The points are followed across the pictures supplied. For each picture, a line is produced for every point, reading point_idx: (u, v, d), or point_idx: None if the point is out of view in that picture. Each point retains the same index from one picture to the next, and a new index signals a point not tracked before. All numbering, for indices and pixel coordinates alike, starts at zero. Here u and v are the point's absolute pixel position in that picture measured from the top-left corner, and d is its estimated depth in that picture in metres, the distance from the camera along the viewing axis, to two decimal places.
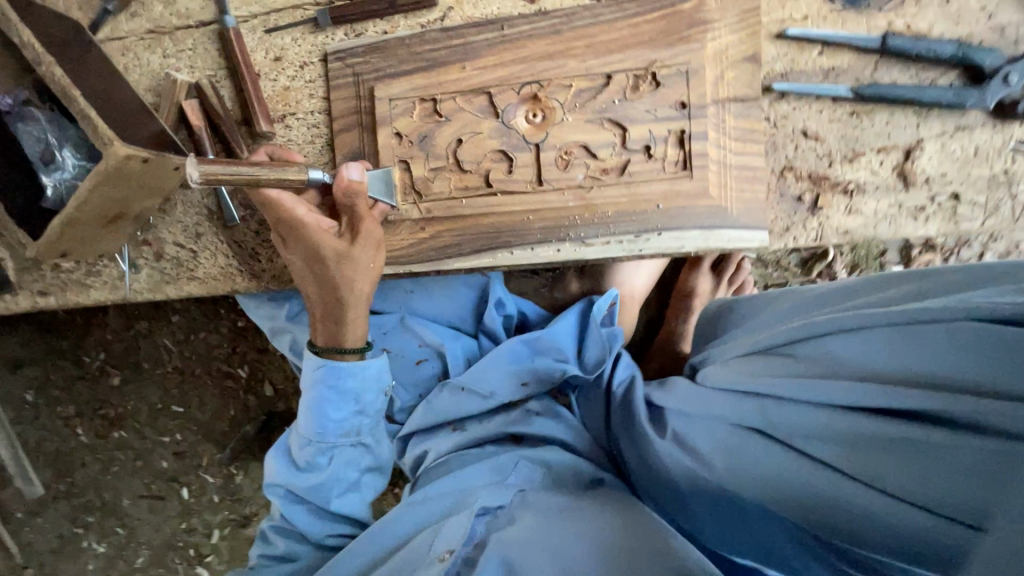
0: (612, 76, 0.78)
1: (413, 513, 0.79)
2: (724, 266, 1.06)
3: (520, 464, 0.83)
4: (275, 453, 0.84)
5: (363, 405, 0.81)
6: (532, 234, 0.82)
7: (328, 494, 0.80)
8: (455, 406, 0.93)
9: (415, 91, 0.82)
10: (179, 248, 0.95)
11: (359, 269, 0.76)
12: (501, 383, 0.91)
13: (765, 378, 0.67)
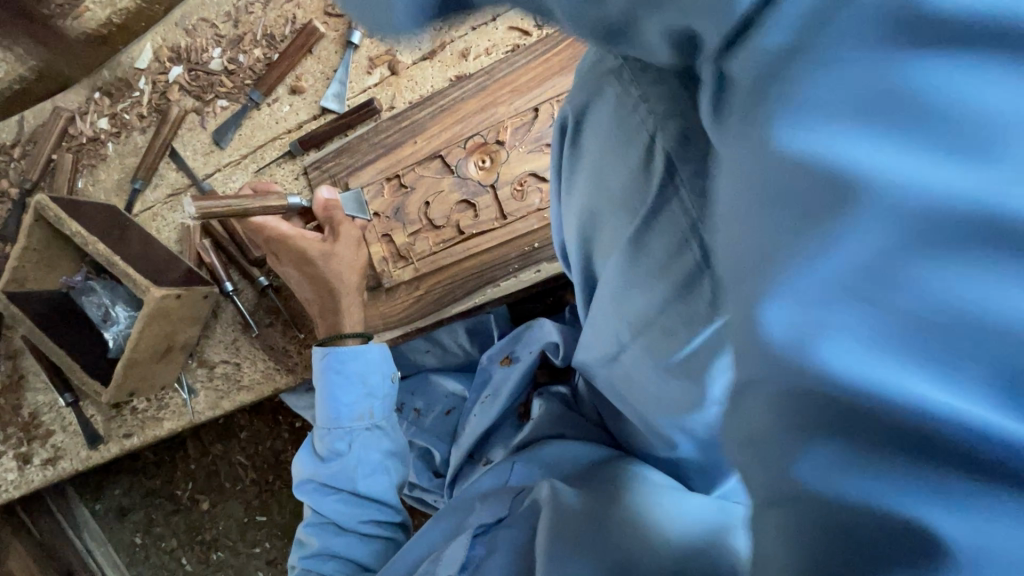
0: (539, 108, 0.87)
1: (425, 540, 0.79)
2: None
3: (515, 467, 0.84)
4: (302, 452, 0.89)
5: (372, 388, 0.87)
6: (511, 264, 0.89)
7: (354, 476, 0.85)
8: (473, 428, 0.99)
9: (381, 174, 0.94)
10: (225, 363, 1.09)
11: (354, 318, 0.90)
12: (506, 393, 0.99)
13: (598, 314, 0.56)
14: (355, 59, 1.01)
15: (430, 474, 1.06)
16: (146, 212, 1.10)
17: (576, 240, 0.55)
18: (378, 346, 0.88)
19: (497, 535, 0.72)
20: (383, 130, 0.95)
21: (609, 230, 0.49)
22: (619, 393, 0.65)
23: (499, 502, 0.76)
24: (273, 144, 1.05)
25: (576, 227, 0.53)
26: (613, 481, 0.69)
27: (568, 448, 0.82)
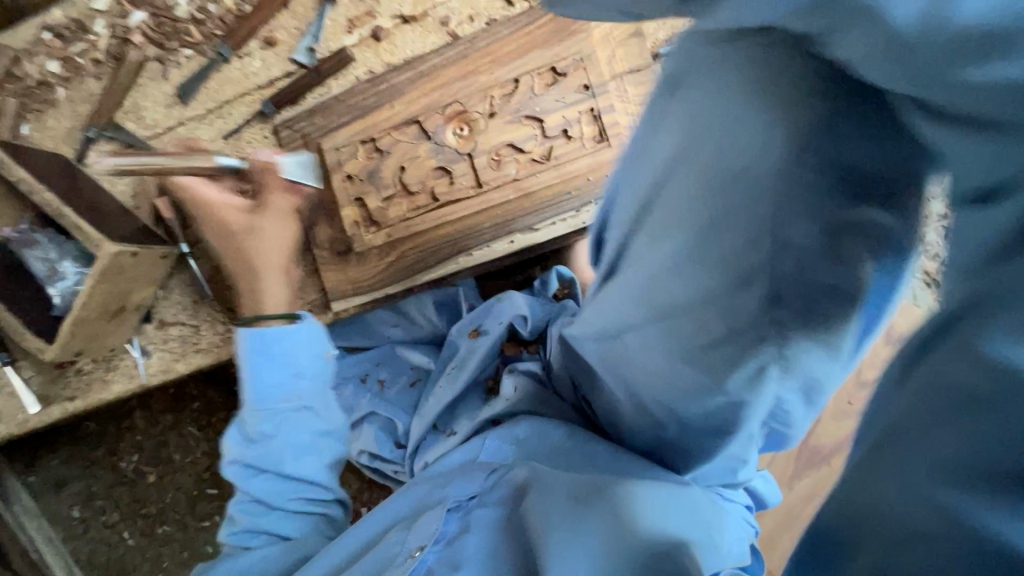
0: (519, 80, 0.87)
1: (387, 510, 0.81)
2: None
3: (486, 442, 0.85)
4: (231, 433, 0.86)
5: (303, 380, 0.82)
6: (484, 234, 0.90)
7: (281, 458, 0.83)
8: (441, 399, 0.99)
9: (355, 136, 0.92)
10: (182, 326, 1.05)
11: (275, 297, 0.83)
12: (478, 365, 1.00)
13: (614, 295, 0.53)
14: (333, 17, 0.98)
15: (392, 445, 1.05)
16: (98, 163, 1.04)
17: (603, 211, 0.54)
18: (305, 325, 0.81)
19: (468, 504, 0.72)
20: (360, 92, 0.94)
21: (638, 195, 0.45)
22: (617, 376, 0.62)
23: (469, 479, 0.77)
24: (242, 101, 1.01)
25: (608, 196, 0.52)
26: (585, 462, 0.74)
27: (535, 427, 0.83)
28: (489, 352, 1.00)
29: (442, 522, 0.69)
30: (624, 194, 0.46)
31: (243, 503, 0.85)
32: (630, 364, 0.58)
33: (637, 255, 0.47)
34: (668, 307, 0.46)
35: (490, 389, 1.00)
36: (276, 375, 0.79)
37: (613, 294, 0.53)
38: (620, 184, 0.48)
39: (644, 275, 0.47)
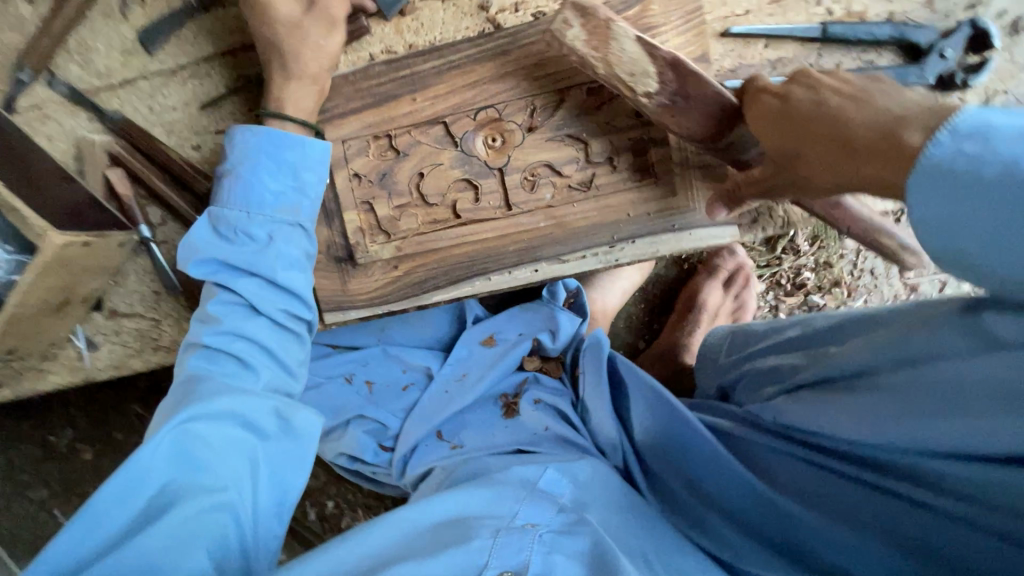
0: (566, 92, 0.76)
1: (426, 509, 0.76)
2: (733, 281, 1.14)
3: (546, 470, 0.85)
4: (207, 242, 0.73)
5: (306, 168, 0.74)
6: (507, 258, 0.82)
7: (272, 265, 0.72)
8: (450, 406, 0.97)
9: (367, 129, 0.79)
10: (139, 318, 0.90)
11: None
12: (493, 380, 0.99)
13: (846, 424, 0.70)
14: None
15: (375, 449, 0.99)
16: (33, 112, 0.84)
17: (864, 429, 0.68)
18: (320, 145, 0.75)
19: (546, 539, 0.72)
20: (376, 75, 0.79)
21: (865, 390, 0.68)
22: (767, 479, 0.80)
23: (538, 501, 0.78)
24: (226, 62, 0.84)
25: (889, 428, 0.66)
26: (640, 529, 0.79)
27: (587, 467, 0.87)
28: (508, 367, 1.00)
29: (532, 546, 0.70)
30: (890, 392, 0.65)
31: (198, 383, 0.65)
32: (882, 532, 0.71)
33: (898, 429, 0.65)
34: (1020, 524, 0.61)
35: (503, 407, 0.99)
36: (279, 180, 0.73)
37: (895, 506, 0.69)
38: (923, 434, 0.63)
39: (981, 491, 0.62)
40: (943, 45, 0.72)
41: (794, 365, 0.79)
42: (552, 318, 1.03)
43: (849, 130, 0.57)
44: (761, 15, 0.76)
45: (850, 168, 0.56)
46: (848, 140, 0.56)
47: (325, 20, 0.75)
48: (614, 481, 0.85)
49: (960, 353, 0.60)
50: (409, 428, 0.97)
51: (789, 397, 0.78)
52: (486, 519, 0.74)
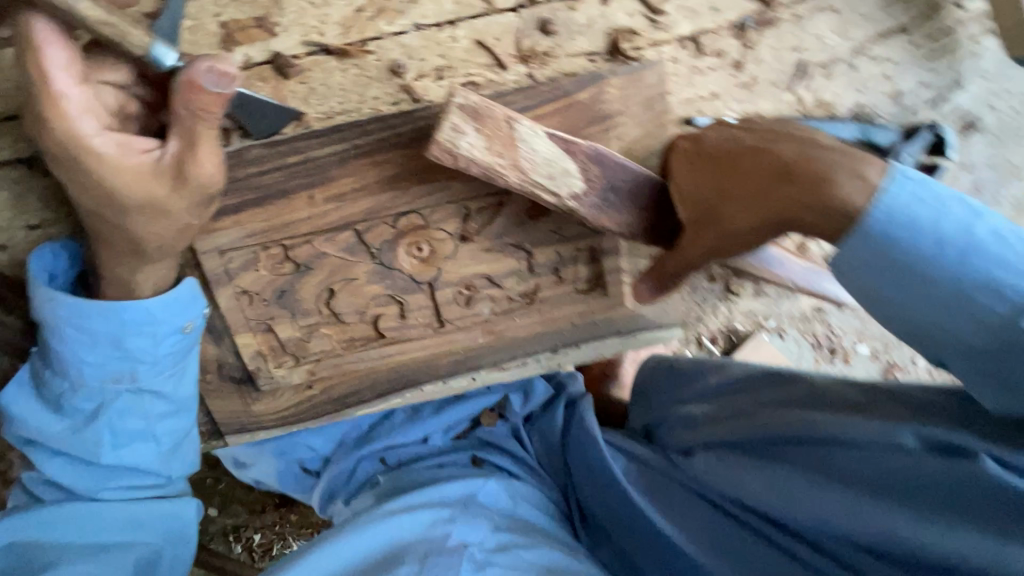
0: (506, 196, 0.63)
1: (349, 541, 0.72)
2: None
3: (487, 483, 0.83)
4: (28, 399, 0.62)
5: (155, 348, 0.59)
6: (441, 369, 0.73)
7: (103, 443, 0.62)
8: (384, 440, 0.87)
9: (252, 238, 0.61)
10: None
11: None
12: (444, 421, 0.89)
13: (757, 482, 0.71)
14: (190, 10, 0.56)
15: (290, 470, 0.92)
16: None
17: (793, 507, 0.68)
18: (186, 287, 0.58)
19: (477, 557, 0.72)
20: (253, 161, 0.59)
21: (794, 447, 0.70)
22: (691, 510, 0.78)
23: (470, 515, 0.77)
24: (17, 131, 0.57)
25: (826, 509, 0.65)
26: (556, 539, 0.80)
27: (522, 488, 0.85)
28: (463, 414, 0.91)
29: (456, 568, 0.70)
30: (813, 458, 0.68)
31: (45, 526, 0.63)
32: None
33: (825, 491, 0.66)
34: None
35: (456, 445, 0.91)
36: (102, 354, 0.57)
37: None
38: (865, 525, 0.63)
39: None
40: (905, 149, 0.67)
41: (718, 423, 0.80)
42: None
43: (784, 158, 0.53)
44: (729, 101, 0.65)
45: (786, 192, 0.52)
46: (784, 170, 0.52)
47: (197, 199, 0.53)
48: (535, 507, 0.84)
49: (889, 435, 0.63)
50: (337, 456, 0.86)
51: (709, 456, 0.78)
52: (420, 543, 0.73)
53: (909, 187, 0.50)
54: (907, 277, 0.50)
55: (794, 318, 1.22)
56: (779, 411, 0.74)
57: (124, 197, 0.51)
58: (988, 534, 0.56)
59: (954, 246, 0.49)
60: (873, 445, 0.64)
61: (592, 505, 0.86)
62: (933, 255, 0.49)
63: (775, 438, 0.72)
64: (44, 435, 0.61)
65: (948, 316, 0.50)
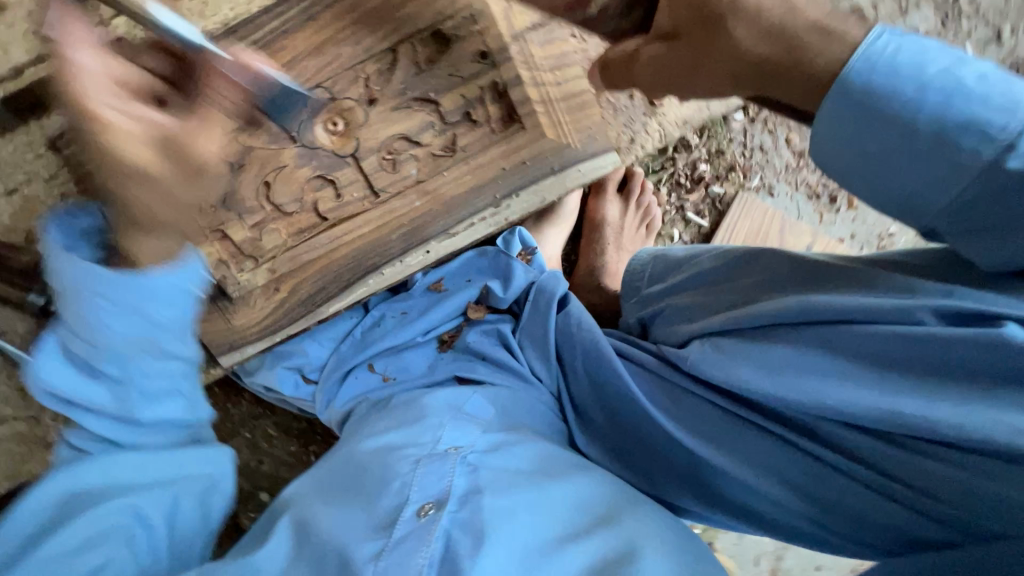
0: (397, 49, 0.67)
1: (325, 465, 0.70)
2: (629, 188, 1.11)
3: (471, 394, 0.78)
4: (39, 366, 0.57)
5: (177, 293, 0.54)
6: (394, 247, 0.75)
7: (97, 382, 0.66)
8: (387, 339, 0.90)
9: None
10: (12, 423, 0.79)
11: None
12: (434, 320, 0.91)
13: (768, 377, 0.63)
14: None
15: (296, 380, 0.91)
16: None
17: (785, 387, 0.62)
18: (203, 265, 0.54)
19: (469, 459, 0.67)
20: None
21: (798, 329, 0.62)
22: (698, 418, 0.71)
23: (463, 423, 0.72)
24: None
25: (835, 389, 0.59)
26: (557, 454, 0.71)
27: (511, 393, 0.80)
28: (452, 308, 0.92)
29: (446, 475, 0.64)
30: (824, 338, 0.60)
31: None
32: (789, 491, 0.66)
33: (842, 382, 0.59)
34: (907, 479, 0.59)
35: (443, 344, 0.92)
36: None
37: (820, 461, 0.64)
38: (867, 398, 0.57)
39: (909, 460, 0.58)
40: None
41: (710, 309, 0.71)
42: (503, 264, 0.93)
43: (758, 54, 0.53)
44: None
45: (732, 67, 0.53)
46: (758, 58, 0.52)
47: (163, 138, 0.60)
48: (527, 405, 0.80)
49: (901, 308, 0.56)
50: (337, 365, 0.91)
51: (705, 346, 0.68)
52: (407, 449, 0.68)
53: (893, 40, 0.51)
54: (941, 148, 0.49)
55: (778, 172, 1.19)
56: (792, 283, 0.65)
57: (131, 160, 0.45)
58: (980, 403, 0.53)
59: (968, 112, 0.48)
60: (876, 314, 0.58)
61: (597, 416, 0.81)
62: (932, 109, 0.49)
63: (782, 319, 0.63)
64: (69, 394, 0.58)
65: (920, 174, 0.51)
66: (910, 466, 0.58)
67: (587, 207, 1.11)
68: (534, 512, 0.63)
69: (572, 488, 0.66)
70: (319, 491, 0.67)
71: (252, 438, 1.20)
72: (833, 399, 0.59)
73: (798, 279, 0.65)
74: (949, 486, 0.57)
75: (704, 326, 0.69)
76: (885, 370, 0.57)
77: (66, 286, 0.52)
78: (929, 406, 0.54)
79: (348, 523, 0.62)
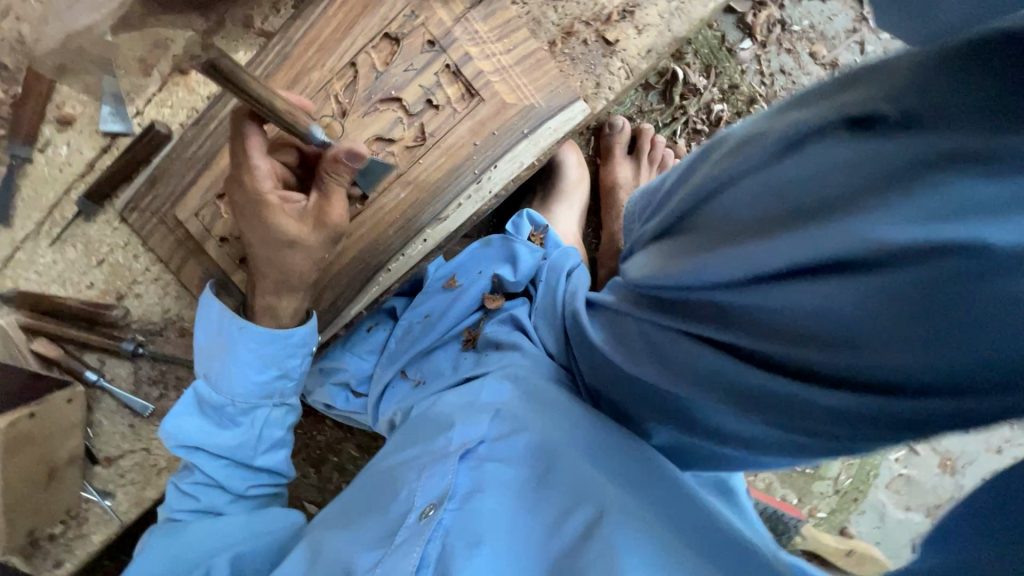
0: (355, 62, 0.74)
1: (360, 479, 0.75)
2: (639, 147, 1.07)
3: (485, 384, 0.77)
4: (176, 416, 0.77)
5: (285, 349, 0.76)
6: (393, 243, 0.80)
7: (185, 424, 0.76)
8: (416, 343, 0.96)
9: (208, 193, 0.81)
10: (131, 454, 0.94)
11: None
12: (454, 316, 0.96)
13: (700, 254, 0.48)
14: (121, 64, 0.81)
15: (347, 395, 1.02)
16: None
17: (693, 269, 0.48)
18: (305, 327, 0.76)
19: (478, 456, 0.66)
20: (191, 140, 0.80)
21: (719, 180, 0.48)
22: (649, 339, 0.56)
23: (475, 418, 0.71)
24: (70, 198, 0.86)
25: (746, 249, 0.43)
26: (567, 430, 0.69)
27: (525, 373, 0.77)
28: (468, 302, 0.96)
29: (449, 477, 0.64)
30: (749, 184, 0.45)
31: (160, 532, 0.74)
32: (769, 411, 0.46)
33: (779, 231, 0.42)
34: (859, 368, 0.40)
35: (466, 341, 0.93)
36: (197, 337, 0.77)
37: (757, 361, 0.46)
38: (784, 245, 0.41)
39: (841, 303, 0.39)
40: None
41: (663, 208, 0.58)
42: (509, 248, 0.97)
43: None
44: None
45: None
46: None
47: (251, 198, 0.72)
48: (541, 380, 0.76)
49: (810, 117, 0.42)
50: (379, 373, 0.98)
51: (648, 253, 0.57)
52: (419, 455, 0.69)
53: None
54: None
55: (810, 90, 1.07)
56: (723, 144, 0.51)
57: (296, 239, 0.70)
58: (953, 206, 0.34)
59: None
60: (814, 136, 0.41)
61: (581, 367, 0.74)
62: None
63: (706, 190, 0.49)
64: (191, 435, 0.76)
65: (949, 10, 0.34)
66: (922, 329, 0.36)
67: (601, 175, 1.09)
68: (520, 513, 0.63)
69: (570, 473, 0.65)
70: (335, 515, 0.70)
71: (339, 460, 1.30)
72: (731, 260, 0.44)
73: (719, 143, 0.51)
74: (943, 357, 0.36)
75: (656, 226, 0.57)
76: (826, 186, 0.40)
77: (218, 349, 0.75)
78: (874, 227, 0.36)
79: (356, 541, 0.64)
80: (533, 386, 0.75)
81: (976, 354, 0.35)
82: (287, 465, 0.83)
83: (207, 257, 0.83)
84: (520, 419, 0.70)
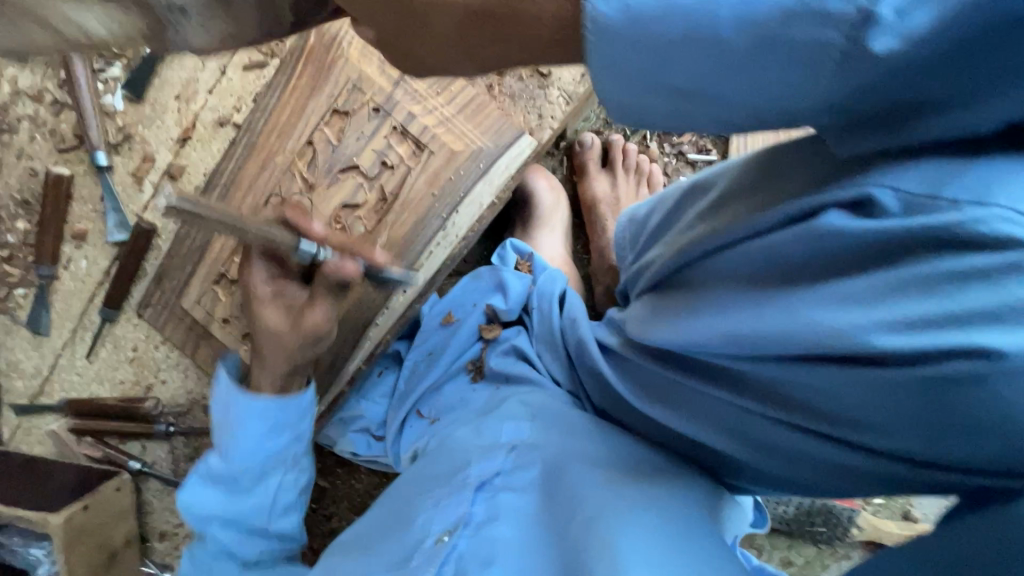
0: (312, 140, 0.79)
1: (376, 509, 0.76)
2: (612, 158, 1.08)
3: (501, 417, 0.76)
4: (191, 490, 0.78)
5: (295, 417, 0.77)
6: (376, 297, 0.83)
7: (232, 487, 0.78)
8: (423, 381, 0.98)
9: (206, 280, 0.87)
10: (181, 527, 1.01)
11: None
12: (456, 350, 0.97)
13: (692, 320, 0.49)
14: (117, 180, 0.90)
15: (368, 438, 1.05)
16: (14, 433, 0.99)
17: (686, 333, 0.50)
18: (313, 391, 0.77)
19: (494, 484, 0.67)
20: (183, 235, 0.87)
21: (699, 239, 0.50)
22: (675, 396, 0.58)
23: (489, 450, 0.71)
24: (94, 305, 0.95)
25: (727, 324, 0.46)
26: (582, 449, 0.67)
27: (537, 400, 0.77)
28: (467, 334, 0.98)
29: (466, 504, 0.64)
30: (732, 255, 0.47)
31: None
32: (792, 463, 0.52)
33: (753, 311, 0.45)
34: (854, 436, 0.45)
35: (472, 371, 0.94)
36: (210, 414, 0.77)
37: (778, 426, 0.50)
38: (751, 324, 0.44)
39: (840, 390, 0.43)
40: None
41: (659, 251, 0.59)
42: (497, 276, 0.99)
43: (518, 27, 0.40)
44: None
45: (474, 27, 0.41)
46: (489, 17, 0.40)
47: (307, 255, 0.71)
48: (553, 406, 0.75)
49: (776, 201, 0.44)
50: (393, 417, 1.00)
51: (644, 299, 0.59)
52: (435, 485, 0.70)
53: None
54: (715, 61, 0.35)
55: None
56: (713, 201, 0.53)
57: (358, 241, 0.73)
58: (904, 290, 0.37)
59: (765, 29, 0.33)
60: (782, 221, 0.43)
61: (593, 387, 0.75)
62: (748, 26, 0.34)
63: (699, 249, 0.50)
64: (216, 504, 0.78)
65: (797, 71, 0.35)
66: (902, 425, 0.41)
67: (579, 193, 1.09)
68: (537, 536, 0.61)
69: (589, 484, 0.62)
70: (356, 540, 0.72)
71: None
72: (718, 332, 0.47)
73: (710, 202, 0.53)
74: (912, 439, 0.41)
75: (650, 276, 0.59)
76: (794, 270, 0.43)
77: (222, 426, 0.76)
78: (838, 314, 0.39)
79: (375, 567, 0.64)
80: (545, 412, 0.74)
81: (943, 447, 0.40)
82: (298, 530, 0.84)
83: (215, 338, 0.89)
84: (534, 448, 0.70)
